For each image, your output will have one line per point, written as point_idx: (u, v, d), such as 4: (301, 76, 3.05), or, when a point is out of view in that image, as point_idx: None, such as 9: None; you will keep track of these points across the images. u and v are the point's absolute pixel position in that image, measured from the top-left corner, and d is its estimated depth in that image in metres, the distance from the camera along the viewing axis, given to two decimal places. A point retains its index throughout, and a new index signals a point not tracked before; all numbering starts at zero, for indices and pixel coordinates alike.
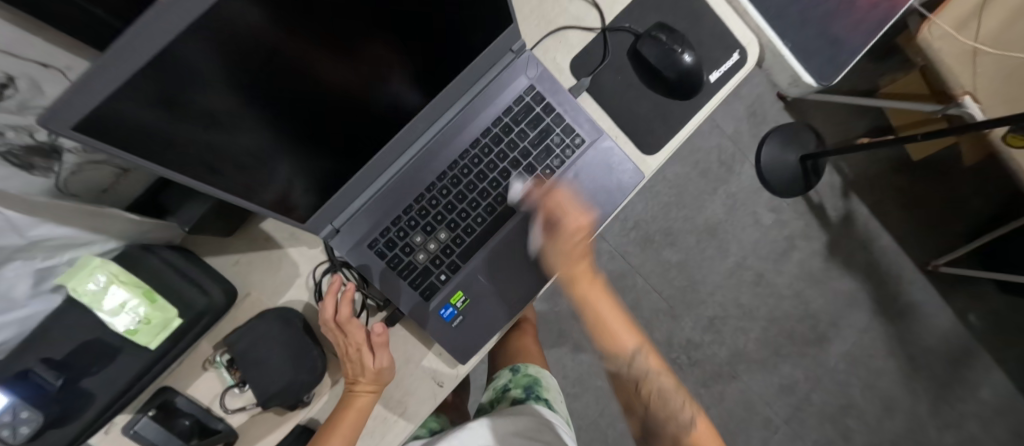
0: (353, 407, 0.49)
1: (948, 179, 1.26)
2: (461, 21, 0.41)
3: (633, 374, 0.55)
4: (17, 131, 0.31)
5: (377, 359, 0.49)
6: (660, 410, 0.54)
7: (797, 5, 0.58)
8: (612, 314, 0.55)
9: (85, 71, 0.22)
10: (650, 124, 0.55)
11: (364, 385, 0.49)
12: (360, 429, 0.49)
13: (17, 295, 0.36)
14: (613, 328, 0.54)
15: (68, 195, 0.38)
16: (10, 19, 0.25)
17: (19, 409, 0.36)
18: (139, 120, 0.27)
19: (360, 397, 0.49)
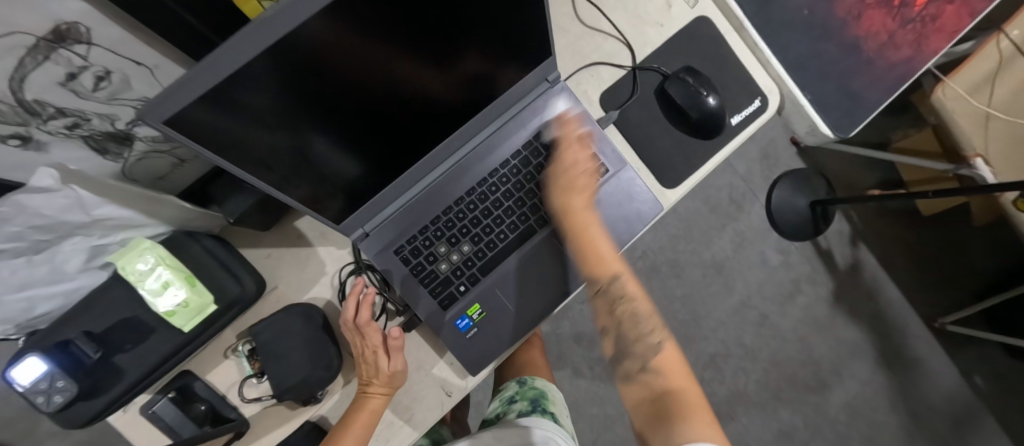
0: (366, 408, 0.50)
1: (955, 236, 1.28)
2: (504, 49, 0.44)
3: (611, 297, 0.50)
4: (101, 118, 0.34)
5: (392, 364, 0.50)
6: (631, 329, 0.49)
7: (817, 61, 0.62)
8: (602, 244, 0.51)
9: (183, 76, 0.25)
10: (671, 159, 0.57)
11: (378, 387, 0.50)
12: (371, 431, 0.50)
13: (68, 269, 0.39)
14: (600, 252, 0.50)
15: (130, 179, 0.41)
16: (119, 22, 0.28)
17: (55, 378, 0.38)
18: (217, 119, 0.29)
19: (373, 399, 0.50)
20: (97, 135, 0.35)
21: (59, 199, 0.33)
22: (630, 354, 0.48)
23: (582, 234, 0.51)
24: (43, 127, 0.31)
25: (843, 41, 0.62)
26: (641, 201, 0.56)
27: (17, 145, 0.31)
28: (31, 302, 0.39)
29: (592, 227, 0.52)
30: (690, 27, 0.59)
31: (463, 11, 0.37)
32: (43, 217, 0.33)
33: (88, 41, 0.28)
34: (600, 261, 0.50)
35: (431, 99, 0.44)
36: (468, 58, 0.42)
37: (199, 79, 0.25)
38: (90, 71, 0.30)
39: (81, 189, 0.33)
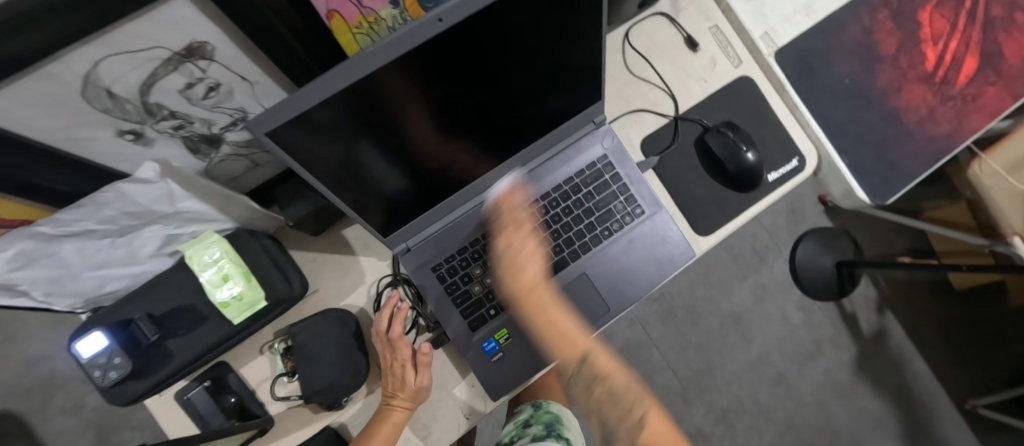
0: (390, 421, 0.51)
1: (988, 314, 1.24)
2: (561, 89, 0.47)
3: (590, 379, 0.58)
4: (202, 122, 0.38)
5: (420, 379, 0.51)
6: (612, 411, 0.56)
7: (855, 128, 0.63)
8: (572, 326, 0.54)
9: (291, 95, 0.29)
10: (705, 208, 0.59)
11: (405, 401, 0.51)
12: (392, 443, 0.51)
13: (142, 252, 0.42)
14: (572, 335, 0.54)
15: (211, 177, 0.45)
16: (239, 42, 0.32)
17: (114, 354, 0.41)
18: (307, 133, 0.33)
19: (398, 413, 0.51)
20: (194, 136, 0.39)
21: (154, 190, 0.37)
22: (618, 436, 0.55)
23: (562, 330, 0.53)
24: (155, 126, 0.35)
25: (883, 111, 0.64)
26: (674, 244, 0.57)
27: (128, 139, 0.35)
28: (104, 280, 0.43)
29: (565, 322, 0.54)
30: (733, 85, 0.61)
31: (528, 54, 0.40)
32: (135, 205, 0.37)
33: (211, 57, 0.32)
34: (571, 336, 0.54)
35: (490, 130, 0.47)
36: (527, 97, 0.45)
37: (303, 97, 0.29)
38: (204, 83, 0.34)
39: (174, 183, 0.37)
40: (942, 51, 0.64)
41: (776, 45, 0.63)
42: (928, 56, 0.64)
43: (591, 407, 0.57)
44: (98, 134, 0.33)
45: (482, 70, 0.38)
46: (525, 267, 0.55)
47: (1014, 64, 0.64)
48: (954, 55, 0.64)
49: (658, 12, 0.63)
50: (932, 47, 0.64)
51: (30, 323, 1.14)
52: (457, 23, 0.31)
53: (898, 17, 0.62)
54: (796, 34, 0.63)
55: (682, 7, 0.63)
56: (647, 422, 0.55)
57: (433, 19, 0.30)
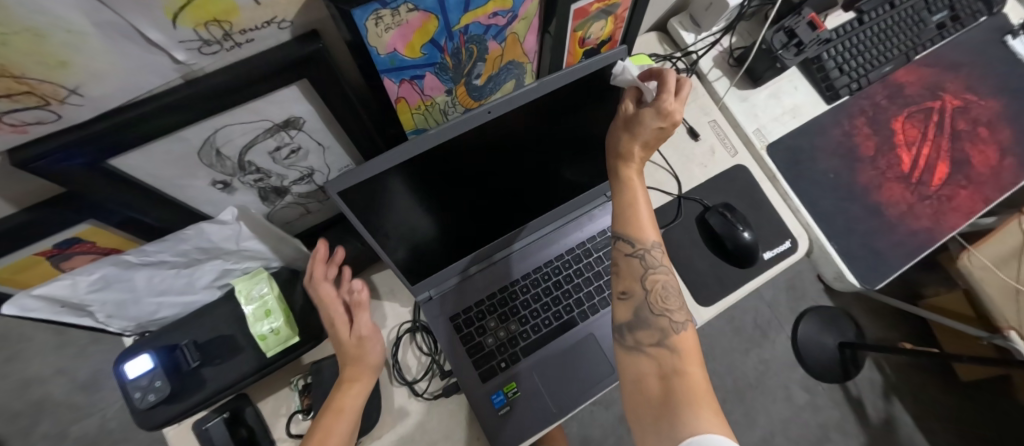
0: (342, 410, 0.46)
1: (994, 405, 1.23)
2: (577, 165, 0.55)
3: (646, 263, 0.47)
4: (277, 176, 0.47)
5: (364, 331, 0.49)
6: (656, 302, 0.46)
7: (844, 217, 0.70)
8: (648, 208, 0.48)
9: (364, 163, 0.37)
10: (706, 280, 0.64)
11: (353, 373, 0.49)
12: (353, 418, 0.46)
13: (197, 284, 0.48)
14: (640, 213, 0.48)
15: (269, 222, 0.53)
16: (324, 117, 0.42)
17: (155, 377, 0.44)
18: (369, 192, 0.41)
19: (350, 393, 0.47)
20: (267, 188, 0.47)
21: (227, 230, 0.43)
22: (648, 326, 0.44)
23: (631, 185, 0.48)
24: (241, 178, 0.44)
25: (867, 204, 0.70)
26: None
27: (217, 187, 0.44)
28: (161, 305, 0.48)
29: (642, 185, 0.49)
30: (730, 171, 0.69)
31: (552, 138, 0.49)
32: (208, 242, 0.43)
33: (300, 129, 0.42)
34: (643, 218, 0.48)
35: (515, 198, 0.54)
36: (549, 172, 0.53)
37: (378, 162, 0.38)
38: (289, 147, 0.43)
39: (245, 224, 0.43)
40: (915, 155, 0.72)
41: (767, 140, 0.72)
42: (903, 158, 0.72)
43: (628, 304, 0.46)
44: (196, 183, 0.41)
45: (514, 147, 0.47)
46: (648, 128, 0.45)
47: (983, 172, 0.73)
48: (926, 159, 0.72)
49: None
50: (907, 152, 0.72)
51: (36, 344, 1.15)
52: (502, 114, 0.41)
53: (874, 124, 0.73)
54: (785, 131, 0.72)
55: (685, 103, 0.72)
56: (677, 332, 0.44)
57: (484, 110, 0.40)
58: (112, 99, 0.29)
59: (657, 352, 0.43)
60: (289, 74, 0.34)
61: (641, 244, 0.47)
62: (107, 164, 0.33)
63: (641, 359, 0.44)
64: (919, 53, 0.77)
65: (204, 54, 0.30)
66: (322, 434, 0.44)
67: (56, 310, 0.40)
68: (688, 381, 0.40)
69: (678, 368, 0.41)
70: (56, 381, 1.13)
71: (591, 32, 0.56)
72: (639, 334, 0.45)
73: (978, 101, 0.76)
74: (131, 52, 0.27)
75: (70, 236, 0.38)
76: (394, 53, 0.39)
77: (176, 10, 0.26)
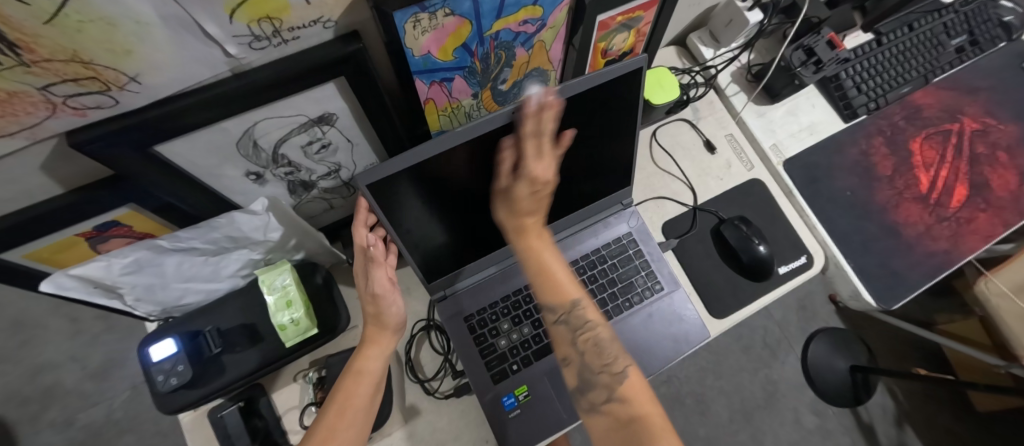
0: (361, 372, 0.47)
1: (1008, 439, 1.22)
2: (597, 171, 0.56)
3: (573, 326, 0.46)
4: (307, 170, 0.48)
5: (375, 288, 0.49)
6: (594, 360, 0.45)
7: (860, 235, 0.69)
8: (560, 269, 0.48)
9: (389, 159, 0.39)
10: (720, 292, 0.64)
11: (375, 334, 0.49)
12: (376, 382, 0.47)
13: (223, 272, 0.49)
14: (555, 275, 0.47)
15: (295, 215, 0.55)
16: (356, 115, 0.44)
17: (178, 362, 0.45)
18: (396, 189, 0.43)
19: (369, 355, 0.48)
20: (296, 181, 0.49)
21: (257, 220, 0.45)
22: (594, 386, 0.44)
23: (537, 253, 0.48)
24: (273, 171, 0.45)
25: (883, 223, 0.70)
26: (690, 323, 0.61)
27: (250, 179, 0.45)
28: (186, 292, 0.49)
29: (545, 248, 0.49)
30: (746, 185, 0.69)
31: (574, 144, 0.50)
32: (238, 231, 0.45)
33: (333, 125, 0.44)
34: (557, 283, 0.47)
35: None
36: (569, 177, 0.54)
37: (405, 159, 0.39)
38: (320, 142, 0.45)
39: (275, 216, 0.45)
40: (933, 177, 0.72)
41: (783, 156, 0.72)
42: (921, 179, 0.72)
43: (570, 368, 0.46)
44: (231, 173, 0.43)
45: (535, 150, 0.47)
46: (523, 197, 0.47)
47: (1002, 196, 0.72)
48: (945, 180, 0.72)
49: (680, 118, 0.73)
50: (924, 173, 0.72)
51: (51, 331, 1.17)
52: (525, 116, 0.42)
53: (891, 144, 0.74)
54: (802, 148, 0.73)
55: (702, 116, 0.73)
56: (621, 382, 0.44)
57: (508, 111, 0.41)
58: (165, 88, 0.31)
59: (610, 407, 0.43)
60: (329, 71, 0.36)
61: (563, 310, 0.46)
62: (154, 150, 0.35)
63: (602, 421, 0.43)
64: (937, 76, 0.77)
65: (254, 48, 0.32)
66: (344, 396, 0.45)
67: (90, 290, 0.41)
68: (650, 427, 0.40)
69: (635, 418, 0.41)
70: (68, 368, 1.15)
71: (614, 44, 0.58)
72: (590, 395, 0.45)
73: (998, 125, 0.76)
74: (189, 44, 0.29)
75: (109, 219, 0.40)
76: (427, 55, 0.40)
77: (234, 6, 0.28)
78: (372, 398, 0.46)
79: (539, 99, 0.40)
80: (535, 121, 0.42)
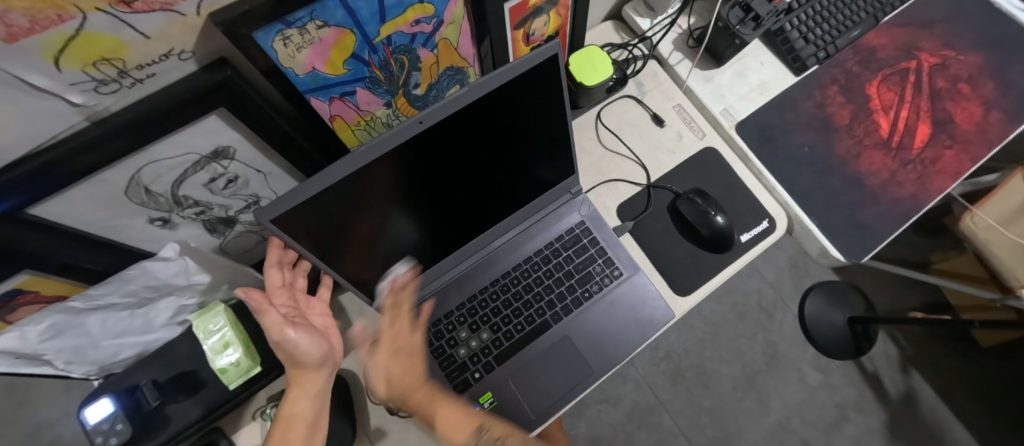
0: (290, 417, 0.45)
1: (1005, 371, 1.23)
2: (537, 160, 0.53)
3: None
4: (221, 207, 0.47)
5: (271, 334, 0.44)
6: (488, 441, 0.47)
7: (823, 191, 0.67)
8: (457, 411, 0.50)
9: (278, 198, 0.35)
10: (681, 269, 0.62)
11: (298, 375, 0.46)
12: (310, 425, 0.45)
13: (155, 322, 0.48)
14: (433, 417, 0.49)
15: (226, 251, 0.54)
16: (256, 144, 0.42)
17: (116, 420, 0.44)
18: (310, 223, 0.40)
19: (294, 398, 0.45)
20: (213, 219, 0.48)
21: (173, 266, 0.44)
22: None
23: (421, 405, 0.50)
24: (180, 213, 0.44)
25: (847, 176, 0.68)
26: (654, 306, 0.60)
27: (157, 225, 0.44)
28: (120, 348, 0.48)
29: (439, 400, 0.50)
30: (700, 155, 0.67)
31: (504, 137, 0.47)
32: (156, 280, 0.44)
33: (232, 158, 0.42)
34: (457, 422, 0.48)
35: (471, 205, 0.52)
36: (504, 176, 0.51)
37: (315, 181, 0.36)
38: (225, 177, 0.44)
39: (190, 259, 0.44)
40: (894, 119, 0.70)
41: (735, 119, 0.70)
42: (881, 124, 0.69)
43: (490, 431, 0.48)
44: (134, 222, 0.41)
45: (472, 174, 0.48)
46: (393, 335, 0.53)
47: (968, 129, 0.69)
48: (906, 122, 0.69)
49: (625, 94, 0.70)
50: (884, 116, 0.70)
51: None
52: (435, 123, 0.39)
53: (848, 92, 0.71)
54: (754, 109, 0.70)
55: (647, 89, 0.70)
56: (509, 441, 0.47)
57: (416, 121, 0.38)
58: (12, 150, 0.29)
59: None
60: (198, 106, 0.34)
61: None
62: (27, 213, 0.33)
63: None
64: (888, 14, 0.74)
65: (103, 93, 0.30)
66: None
67: (14, 362, 0.38)
68: None
69: None
70: None
71: (534, 28, 0.55)
72: None
73: (957, 56, 0.73)
74: (18, 99, 0.27)
75: (10, 288, 0.38)
76: (314, 72, 0.38)
77: (55, 54, 0.25)
78: (308, 441, 0.45)
79: (321, 185, 0.37)
80: (325, 225, 0.42)
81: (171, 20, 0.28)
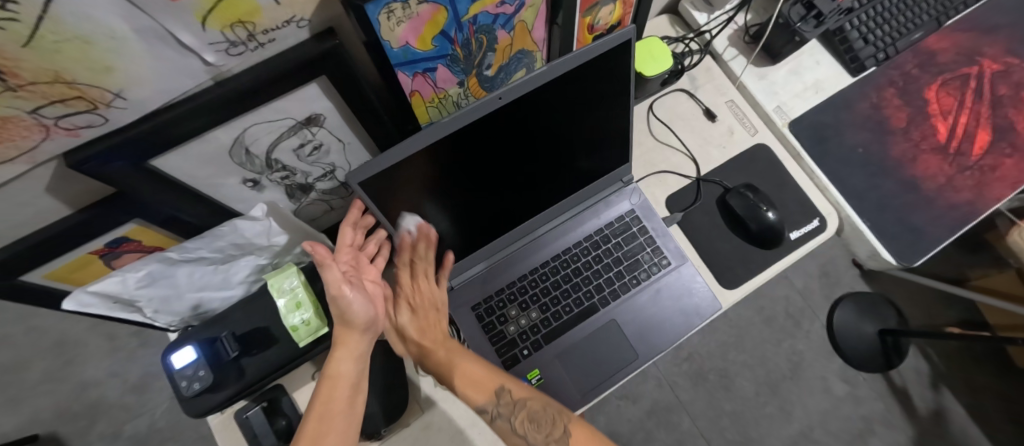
0: (336, 376, 0.46)
1: None
2: (597, 145, 0.54)
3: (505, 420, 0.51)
4: (302, 173, 0.49)
5: (329, 288, 0.47)
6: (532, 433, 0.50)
7: (876, 193, 0.67)
8: (477, 367, 0.52)
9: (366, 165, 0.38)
10: (730, 262, 0.63)
11: (343, 334, 0.48)
12: (354, 384, 0.47)
13: (234, 278, 0.51)
14: (467, 378, 0.52)
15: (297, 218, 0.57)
16: (344, 114, 0.44)
17: (200, 368, 0.47)
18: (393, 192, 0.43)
19: (339, 358, 0.47)
20: (293, 185, 0.51)
21: (258, 225, 0.46)
22: None
23: (447, 361, 0.53)
24: (268, 176, 0.47)
25: (901, 179, 0.67)
26: (700, 296, 0.61)
27: (247, 186, 0.47)
28: (200, 300, 0.51)
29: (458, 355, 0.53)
30: (751, 152, 0.68)
31: (571, 119, 0.48)
32: (243, 238, 0.47)
33: (321, 126, 0.44)
34: (478, 380, 0.52)
35: (533, 187, 0.54)
36: (566, 159, 0.53)
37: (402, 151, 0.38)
38: (311, 144, 0.46)
39: (273, 220, 0.46)
40: (952, 125, 0.69)
41: (789, 117, 0.70)
42: (938, 128, 0.69)
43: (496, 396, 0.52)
44: (229, 181, 0.44)
45: (538, 156, 0.50)
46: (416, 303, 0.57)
47: None
48: (965, 128, 0.69)
49: (678, 88, 0.71)
50: (941, 121, 0.69)
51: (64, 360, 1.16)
52: (512, 101, 0.41)
53: (905, 95, 0.70)
54: (807, 108, 0.70)
55: (700, 84, 0.71)
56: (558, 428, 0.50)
57: (495, 97, 0.40)
58: (149, 104, 0.32)
59: None
60: (306, 72, 0.36)
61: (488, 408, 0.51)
62: (150, 164, 0.36)
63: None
64: (950, 18, 0.73)
65: (231, 55, 0.32)
66: (322, 401, 0.45)
67: (110, 306, 0.43)
68: None
69: None
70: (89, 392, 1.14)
71: (600, 17, 0.56)
72: None
73: (1021, 64, 0.72)
74: (167, 56, 0.29)
75: (119, 235, 0.41)
76: (406, 46, 0.40)
77: (205, 14, 0.28)
78: (352, 402, 0.46)
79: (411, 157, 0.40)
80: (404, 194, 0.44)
81: None
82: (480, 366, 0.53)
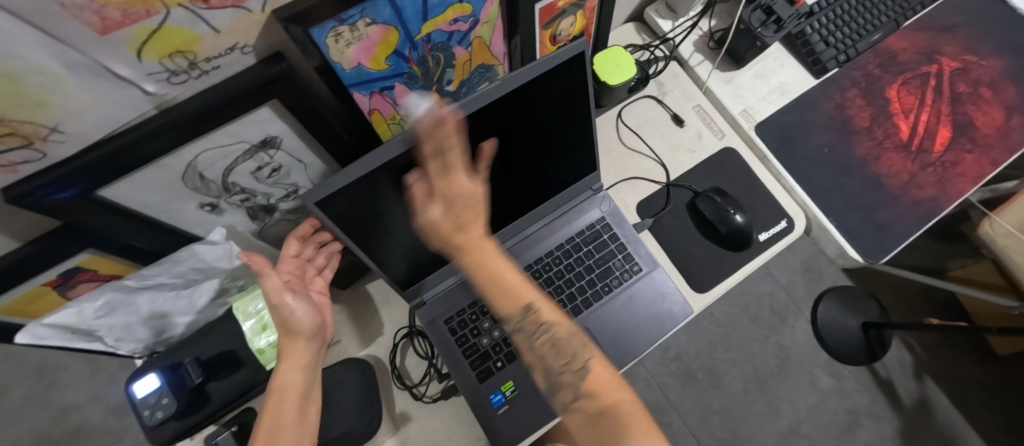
0: (283, 388, 0.45)
1: None
2: (562, 155, 0.54)
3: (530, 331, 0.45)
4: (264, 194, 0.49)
5: (270, 296, 0.46)
6: (554, 360, 0.45)
7: (842, 193, 0.68)
8: (509, 274, 0.46)
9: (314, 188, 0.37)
10: (701, 266, 0.63)
11: (288, 344, 0.47)
12: (302, 393, 0.45)
13: (198, 303, 0.52)
14: (505, 282, 0.45)
15: (263, 238, 0.57)
16: (300, 135, 0.44)
17: (162, 395, 0.48)
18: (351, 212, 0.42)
19: (285, 369, 0.46)
20: (255, 206, 0.50)
21: (219, 250, 0.48)
22: (559, 387, 0.44)
23: (480, 263, 0.46)
24: (227, 199, 0.46)
25: (866, 178, 0.68)
26: (672, 301, 0.61)
27: (206, 210, 0.46)
28: (164, 326, 0.51)
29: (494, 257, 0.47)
30: (719, 155, 0.68)
31: (532, 132, 0.48)
32: (202, 263, 0.48)
33: (278, 148, 0.44)
34: (511, 289, 0.45)
35: (499, 199, 0.54)
36: (531, 171, 0.53)
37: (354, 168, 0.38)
38: (270, 166, 0.46)
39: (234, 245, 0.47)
40: (914, 123, 0.70)
41: (755, 120, 0.71)
42: (901, 127, 0.70)
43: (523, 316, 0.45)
44: (187, 206, 0.44)
45: (501, 169, 0.50)
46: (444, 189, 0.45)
47: (988, 133, 0.70)
48: (926, 125, 0.70)
49: (645, 94, 0.71)
50: (903, 119, 0.70)
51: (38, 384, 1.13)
52: (467, 115, 0.41)
53: (868, 94, 0.72)
54: (772, 111, 0.71)
55: (667, 90, 0.71)
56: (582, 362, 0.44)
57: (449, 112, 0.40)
58: (89, 135, 0.31)
59: (580, 404, 0.43)
60: (253, 97, 0.36)
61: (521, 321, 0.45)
62: (97, 195, 0.35)
63: (576, 419, 0.43)
64: (909, 18, 0.74)
65: (173, 83, 0.32)
66: (272, 415, 0.43)
67: (69, 336, 0.42)
68: (621, 421, 0.40)
69: (607, 410, 0.41)
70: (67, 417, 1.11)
71: (561, 29, 0.57)
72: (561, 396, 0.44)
73: (978, 61, 0.74)
74: (104, 88, 0.29)
75: (73, 266, 0.41)
76: (359, 67, 0.40)
77: (140, 44, 0.27)
78: (302, 417, 0.44)
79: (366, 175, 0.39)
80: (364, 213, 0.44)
81: (238, 16, 0.30)
82: (517, 276, 0.46)
